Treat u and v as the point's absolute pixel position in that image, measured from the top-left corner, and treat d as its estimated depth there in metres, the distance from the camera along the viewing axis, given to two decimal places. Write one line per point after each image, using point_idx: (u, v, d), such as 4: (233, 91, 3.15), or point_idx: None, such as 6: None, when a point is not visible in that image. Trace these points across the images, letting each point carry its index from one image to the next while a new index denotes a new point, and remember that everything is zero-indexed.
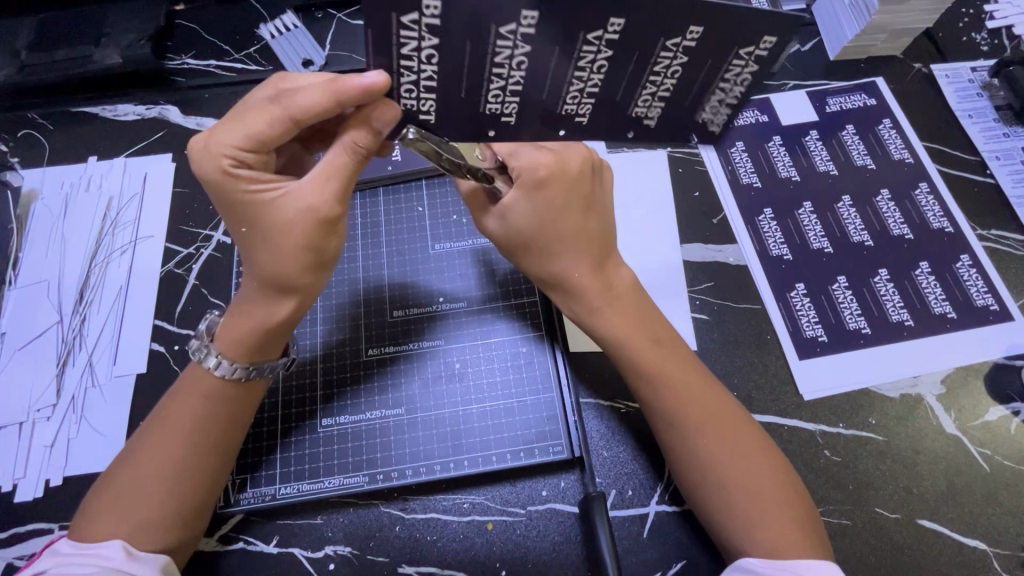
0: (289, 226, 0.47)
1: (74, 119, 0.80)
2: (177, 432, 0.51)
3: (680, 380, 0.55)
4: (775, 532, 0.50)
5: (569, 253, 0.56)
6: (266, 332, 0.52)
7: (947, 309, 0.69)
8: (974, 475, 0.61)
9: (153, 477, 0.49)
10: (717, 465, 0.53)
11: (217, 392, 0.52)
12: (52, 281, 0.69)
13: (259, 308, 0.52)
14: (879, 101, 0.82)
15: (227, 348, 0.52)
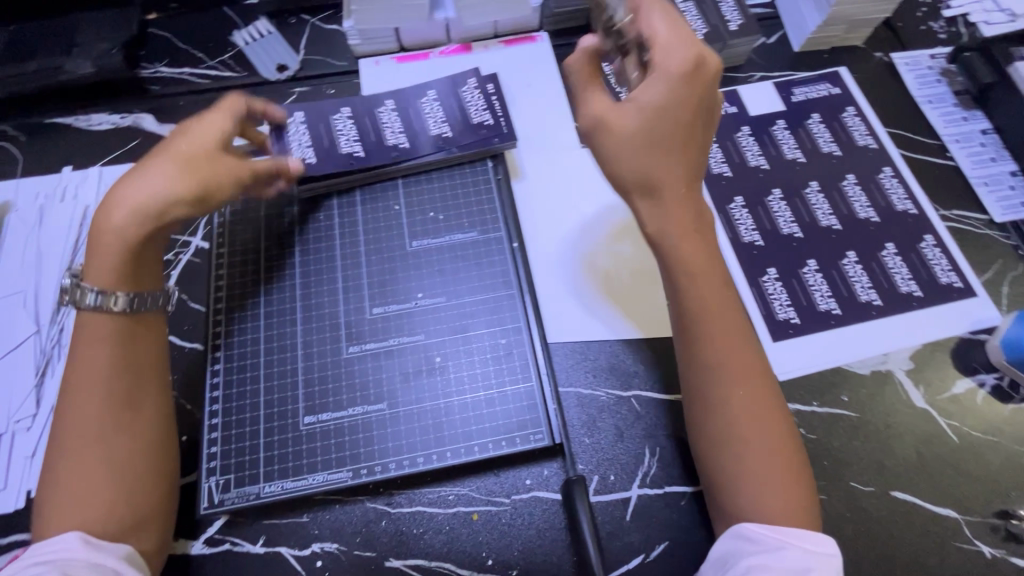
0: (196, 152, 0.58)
1: (48, 130, 0.79)
2: (88, 388, 0.53)
3: (726, 321, 0.57)
4: (776, 495, 0.53)
5: (672, 155, 0.54)
6: (127, 254, 0.57)
7: (913, 288, 0.71)
8: (943, 446, 0.63)
9: (85, 447, 0.52)
10: (742, 414, 0.55)
11: (118, 326, 0.56)
12: (28, 291, 0.69)
13: (114, 234, 0.56)
14: (843, 90, 0.85)
15: (89, 271, 0.56)
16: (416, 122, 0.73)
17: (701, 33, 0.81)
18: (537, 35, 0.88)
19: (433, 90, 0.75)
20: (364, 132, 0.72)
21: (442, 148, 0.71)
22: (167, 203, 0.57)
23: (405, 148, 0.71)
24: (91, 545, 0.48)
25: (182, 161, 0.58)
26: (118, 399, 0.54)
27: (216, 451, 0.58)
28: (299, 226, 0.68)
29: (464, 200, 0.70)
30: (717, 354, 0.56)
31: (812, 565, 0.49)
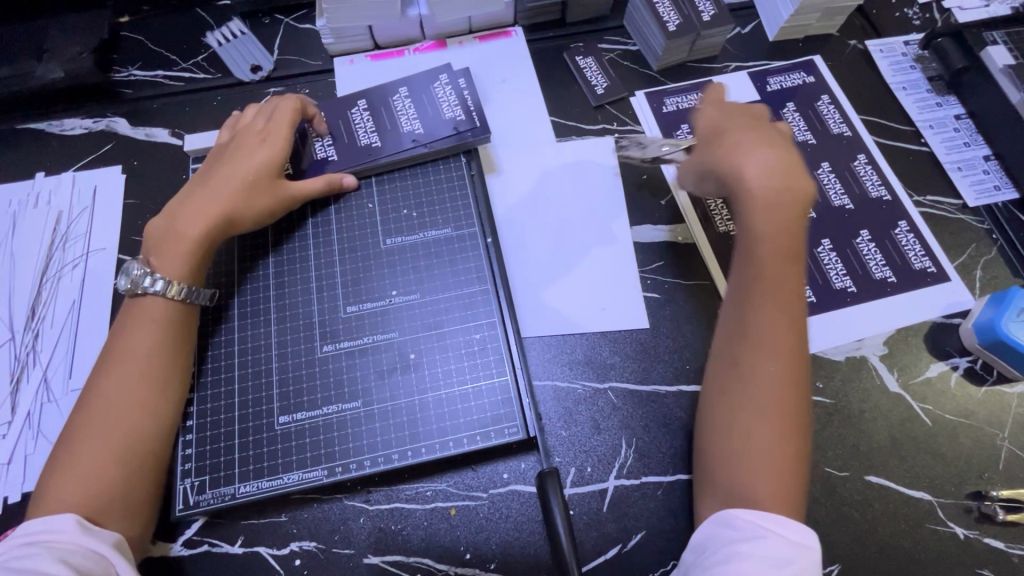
0: (264, 185, 0.64)
1: (20, 136, 0.79)
2: (128, 366, 0.55)
3: (782, 288, 0.59)
4: (770, 476, 0.53)
5: (749, 134, 0.65)
6: (196, 248, 0.60)
7: (888, 274, 0.71)
8: (917, 430, 0.64)
9: (111, 423, 0.53)
10: (768, 382, 0.55)
11: (168, 308, 0.58)
12: (2, 298, 0.69)
13: (186, 230, 0.60)
14: (817, 78, 0.85)
15: (156, 260, 0.60)
16: (388, 120, 0.72)
17: (673, 24, 0.81)
18: (512, 30, 0.88)
19: (403, 86, 0.75)
20: (336, 133, 0.72)
21: (415, 146, 0.71)
22: (235, 214, 0.62)
23: (379, 147, 0.71)
24: (86, 529, 0.48)
25: (249, 174, 0.63)
26: (158, 380, 0.56)
27: (191, 453, 0.58)
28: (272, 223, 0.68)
29: (438, 197, 0.70)
30: (766, 316, 0.57)
31: (793, 555, 0.48)
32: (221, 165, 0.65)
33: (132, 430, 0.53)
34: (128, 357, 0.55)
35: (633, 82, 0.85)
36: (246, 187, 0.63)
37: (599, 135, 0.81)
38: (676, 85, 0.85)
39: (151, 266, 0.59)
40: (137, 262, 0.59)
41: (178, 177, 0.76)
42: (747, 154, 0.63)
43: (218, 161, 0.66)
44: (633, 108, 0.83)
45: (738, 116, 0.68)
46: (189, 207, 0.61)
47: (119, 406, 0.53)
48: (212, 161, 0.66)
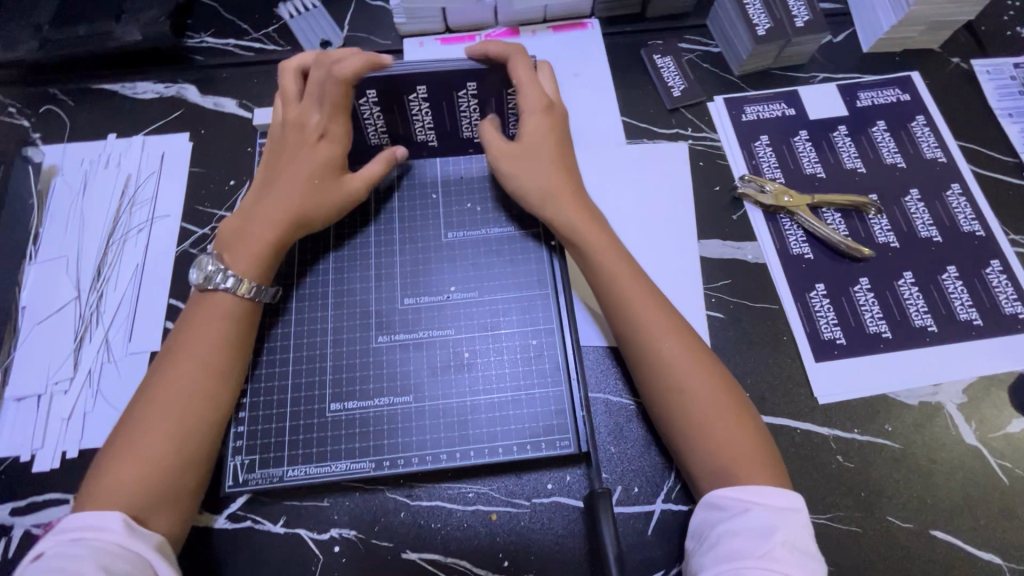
0: (333, 185, 0.63)
1: (95, 96, 0.80)
2: (190, 360, 0.55)
3: (626, 281, 0.59)
4: (725, 445, 0.53)
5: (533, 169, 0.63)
6: (273, 251, 0.60)
7: (974, 316, 0.66)
8: (992, 487, 0.60)
9: (166, 412, 0.53)
10: (674, 361, 0.56)
11: (233, 309, 0.57)
12: (70, 256, 0.70)
13: (262, 230, 0.60)
14: (914, 97, 0.79)
15: (230, 256, 0.59)
16: (448, 122, 0.66)
17: (763, 28, 0.76)
18: (588, 22, 0.84)
19: (472, 81, 0.62)
20: (393, 121, 0.65)
21: (471, 149, 0.70)
22: (307, 214, 0.61)
23: (434, 147, 0.69)
24: (132, 530, 0.48)
25: (317, 170, 0.62)
26: (218, 378, 0.55)
27: (242, 431, 0.58)
28: None
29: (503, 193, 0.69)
30: (632, 310, 0.58)
31: (776, 520, 0.48)
32: (288, 160, 0.62)
33: (189, 425, 0.53)
34: (192, 354, 0.55)
35: (712, 87, 0.81)
36: (315, 184, 0.62)
37: (672, 140, 0.77)
38: (758, 92, 0.80)
39: (227, 263, 0.58)
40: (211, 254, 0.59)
41: (244, 149, 0.76)
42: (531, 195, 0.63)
43: (280, 153, 0.63)
44: (711, 114, 0.79)
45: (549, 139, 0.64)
46: (266, 208, 0.60)
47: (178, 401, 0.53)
48: (274, 149, 0.63)
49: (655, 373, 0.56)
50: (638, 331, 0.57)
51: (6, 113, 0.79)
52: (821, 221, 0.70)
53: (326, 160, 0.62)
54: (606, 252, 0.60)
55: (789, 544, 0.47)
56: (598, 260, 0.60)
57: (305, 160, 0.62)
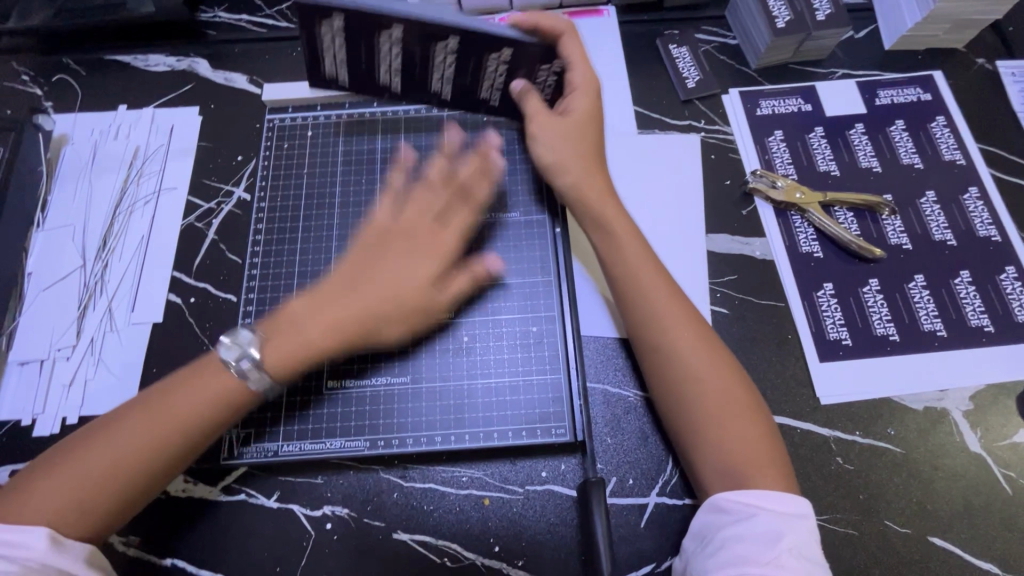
0: (401, 297, 0.57)
1: (108, 67, 0.80)
2: (171, 420, 0.51)
3: (643, 268, 0.59)
4: (732, 434, 0.53)
5: (564, 145, 0.64)
6: (315, 349, 0.55)
7: (985, 323, 0.65)
8: (994, 496, 0.59)
9: (118, 460, 0.49)
10: (684, 347, 0.56)
11: (235, 391, 0.53)
12: (77, 226, 0.70)
13: (314, 320, 0.56)
14: (935, 97, 0.77)
15: (269, 339, 0.55)
16: (469, 80, 0.66)
17: (783, 21, 0.75)
18: (604, 9, 0.83)
19: (506, 48, 0.61)
20: (410, 62, 0.64)
21: (482, 108, 0.70)
22: (370, 325, 0.57)
23: (445, 100, 0.70)
24: (59, 547, 0.46)
25: (401, 288, 0.58)
26: (188, 445, 0.51)
27: None
28: (341, 178, 0.70)
29: (510, 178, 0.69)
30: (648, 294, 0.58)
31: (783, 527, 0.48)
32: (382, 254, 0.59)
33: (137, 477, 0.50)
34: (175, 413, 0.51)
35: (727, 79, 0.79)
36: (388, 297, 0.57)
37: (684, 132, 0.76)
38: (775, 87, 0.79)
39: (259, 347, 0.54)
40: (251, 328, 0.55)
41: (252, 125, 0.76)
42: (558, 168, 0.64)
43: (393, 237, 0.60)
44: (725, 107, 0.77)
45: (586, 123, 0.64)
46: (326, 301, 0.57)
47: (142, 451, 0.50)
48: (378, 233, 0.60)
49: (665, 356, 0.56)
50: (651, 315, 0.57)
51: (18, 81, 0.79)
52: (832, 219, 0.69)
53: (416, 283, 0.58)
54: (625, 236, 0.61)
55: (795, 551, 0.46)
56: (619, 244, 0.60)
57: (399, 271, 0.58)
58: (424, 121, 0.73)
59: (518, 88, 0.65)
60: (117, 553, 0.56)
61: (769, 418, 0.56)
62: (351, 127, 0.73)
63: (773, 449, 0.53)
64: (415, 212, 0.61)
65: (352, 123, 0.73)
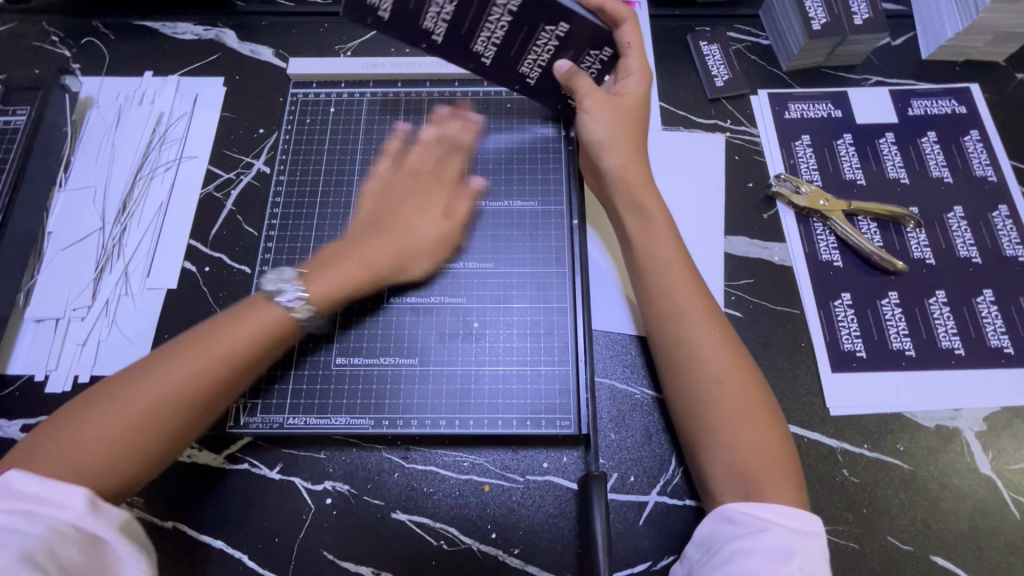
0: (427, 236, 0.62)
1: (136, 33, 0.80)
2: (216, 351, 0.50)
3: (669, 261, 0.58)
4: (746, 434, 0.52)
5: (613, 129, 0.63)
6: (354, 287, 0.58)
7: (1005, 344, 0.63)
8: (1002, 521, 0.58)
9: (163, 391, 0.48)
10: (704, 343, 0.55)
11: (272, 326, 0.53)
12: (98, 188, 0.71)
13: (352, 261, 0.58)
14: (970, 110, 0.75)
15: (307, 279, 0.56)
16: (516, 48, 0.60)
17: (819, 23, 0.73)
18: (635, 1, 0.82)
19: (563, 21, 0.58)
20: (461, 12, 0.57)
21: (516, 84, 0.65)
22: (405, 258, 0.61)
23: (483, 64, 0.62)
24: (94, 511, 0.43)
25: (416, 224, 0.62)
26: (227, 384, 0.51)
27: None
28: (360, 156, 0.70)
29: (530, 165, 0.69)
30: (671, 289, 0.57)
31: (794, 545, 0.47)
32: (397, 200, 0.63)
33: (177, 415, 0.49)
34: (213, 357, 0.50)
35: (756, 80, 0.78)
36: (411, 232, 0.62)
37: (709, 131, 0.75)
38: (805, 90, 0.77)
39: (303, 288, 0.55)
40: (295, 269, 0.57)
41: (275, 99, 0.76)
42: (609, 151, 0.63)
43: (398, 189, 0.64)
44: (753, 108, 0.76)
45: (636, 110, 0.64)
46: (362, 249, 0.59)
47: (178, 394, 0.49)
48: (382, 185, 0.65)
49: (685, 351, 0.55)
50: (674, 308, 0.57)
51: (48, 42, 0.80)
52: (855, 228, 0.68)
53: (430, 224, 0.63)
54: (657, 227, 0.60)
55: (807, 570, 0.45)
56: (644, 238, 0.60)
57: (415, 216, 0.62)
58: (447, 105, 0.72)
59: (564, 69, 0.62)
60: None
61: (781, 424, 0.55)
62: (374, 106, 0.72)
63: (783, 452, 0.53)
64: (417, 162, 0.66)
65: (375, 102, 0.73)
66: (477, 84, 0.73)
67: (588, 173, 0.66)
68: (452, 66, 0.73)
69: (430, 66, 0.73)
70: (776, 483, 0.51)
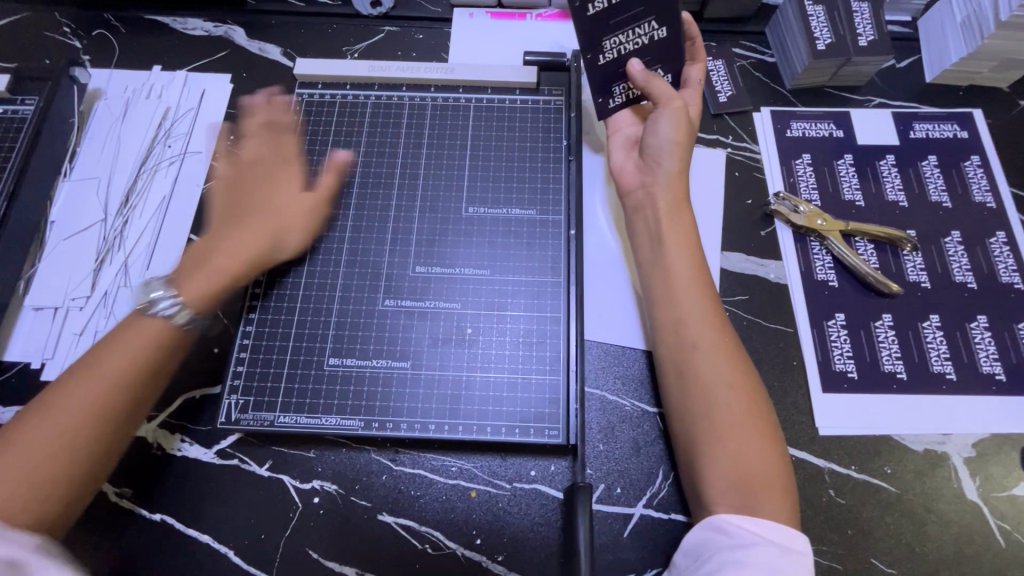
0: (272, 208, 0.64)
1: (146, 27, 0.81)
2: (101, 372, 0.52)
3: (686, 275, 0.60)
4: (750, 444, 0.53)
5: (673, 137, 0.65)
6: (231, 282, 0.59)
7: (996, 370, 0.63)
8: (986, 547, 0.58)
9: (61, 420, 0.50)
10: (713, 358, 0.56)
11: (159, 336, 0.54)
12: (102, 179, 0.72)
13: (222, 256, 0.60)
14: (971, 135, 0.75)
15: (183, 281, 0.58)
16: (623, 22, 0.60)
17: (824, 43, 0.73)
18: None
19: (663, 29, 0.62)
20: None
21: (587, 53, 0.63)
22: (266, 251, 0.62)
23: (585, 14, 0.59)
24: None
25: (289, 202, 0.65)
26: (128, 401, 0.52)
27: (241, 371, 0.60)
28: (363, 158, 0.70)
29: (530, 174, 0.70)
30: (685, 302, 0.59)
31: (782, 563, 0.48)
32: (265, 186, 0.65)
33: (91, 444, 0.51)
34: (98, 377, 0.52)
35: (760, 97, 0.78)
36: (279, 218, 0.63)
37: (710, 146, 0.75)
38: (807, 109, 0.77)
39: (177, 293, 0.56)
40: (164, 276, 0.57)
41: (281, 98, 0.77)
42: (668, 157, 0.65)
43: (259, 173, 0.66)
44: (755, 125, 0.76)
45: (692, 132, 0.67)
46: (227, 241, 0.61)
47: (81, 419, 0.50)
48: (245, 171, 0.66)
49: (699, 359, 0.56)
50: (700, 314, 0.58)
51: (59, 32, 0.81)
52: (851, 249, 0.68)
53: (301, 204, 0.65)
54: (674, 243, 0.62)
55: None
56: (665, 250, 0.61)
57: (278, 199, 0.65)
58: (450, 110, 0.73)
59: (637, 70, 0.65)
60: (107, 503, 0.57)
61: (778, 439, 0.55)
62: (378, 109, 0.73)
63: (779, 467, 0.53)
64: (274, 151, 0.68)
65: (379, 106, 0.73)
66: (482, 91, 0.74)
67: (630, 173, 0.68)
68: (459, 72, 0.74)
69: (436, 71, 0.74)
70: (768, 496, 0.51)
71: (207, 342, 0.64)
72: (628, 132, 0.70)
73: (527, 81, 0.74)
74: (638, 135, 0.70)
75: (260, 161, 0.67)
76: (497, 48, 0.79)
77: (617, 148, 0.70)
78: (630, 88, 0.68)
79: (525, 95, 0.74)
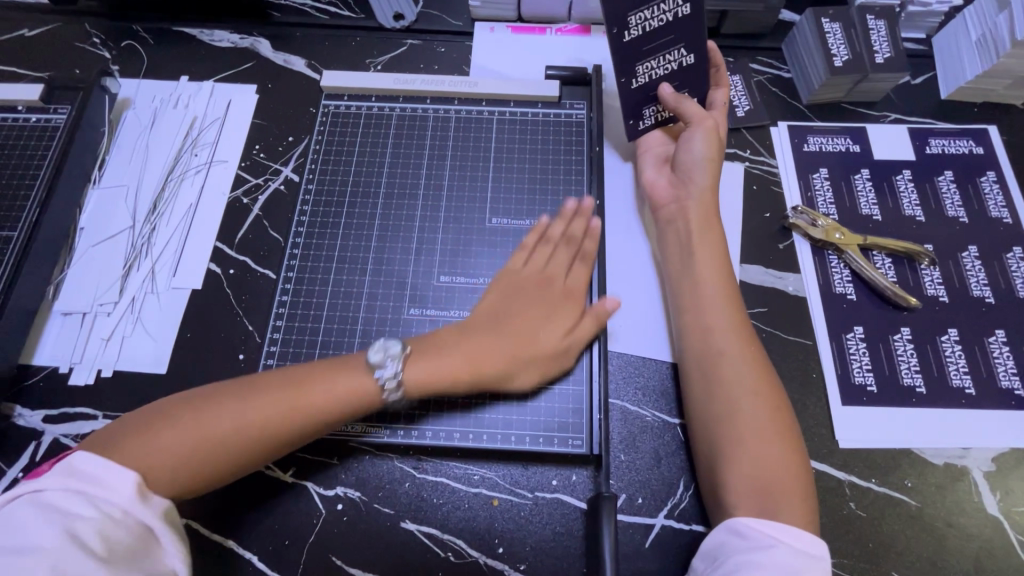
0: (536, 343, 0.59)
1: (174, 38, 0.83)
2: (302, 404, 0.53)
3: (712, 288, 0.61)
4: (774, 454, 0.54)
5: (702, 151, 0.66)
6: (453, 385, 0.57)
7: (1015, 385, 0.64)
8: (1007, 562, 0.58)
9: (231, 417, 0.51)
10: (742, 370, 0.57)
11: (357, 395, 0.54)
12: (131, 187, 0.73)
13: (455, 356, 0.57)
14: (987, 151, 0.76)
15: (411, 361, 0.56)
16: (653, 46, 0.63)
17: (841, 59, 0.75)
18: None
19: (692, 55, 0.65)
20: None
21: (621, 78, 0.66)
22: (490, 371, 0.58)
23: (620, 41, 0.62)
24: (143, 499, 0.46)
25: (546, 329, 0.60)
26: (300, 434, 0.53)
27: None
28: (387, 170, 0.72)
29: (554, 188, 0.71)
30: (710, 313, 0.60)
31: (798, 563, 0.48)
32: (522, 305, 0.61)
33: (243, 452, 0.51)
34: (305, 408, 0.53)
35: (776, 112, 0.80)
36: (524, 342, 0.59)
37: (728, 159, 0.76)
38: (824, 124, 0.78)
39: (402, 368, 0.55)
40: (403, 344, 0.57)
41: (307, 108, 0.78)
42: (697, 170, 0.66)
43: (523, 291, 0.62)
44: (772, 139, 0.77)
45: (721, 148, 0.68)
46: (456, 327, 0.60)
47: (257, 425, 0.52)
48: (509, 281, 0.63)
49: (727, 372, 0.57)
50: (729, 324, 0.59)
51: (90, 43, 0.82)
52: (869, 263, 0.68)
53: (553, 339, 0.60)
54: (703, 256, 0.63)
55: None
56: (695, 263, 0.62)
57: (536, 328, 0.60)
58: (474, 123, 0.74)
59: (668, 92, 0.68)
60: None
61: (802, 450, 0.56)
62: (403, 122, 0.74)
63: (802, 478, 0.53)
64: (543, 268, 0.63)
65: (404, 118, 0.75)
66: (504, 105, 0.75)
67: (662, 190, 0.69)
68: (482, 85, 0.75)
69: (460, 84, 0.75)
70: (792, 508, 0.51)
71: (232, 348, 0.64)
72: (658, 151, 0.72)
73: (548, 94, 0.75)
74: (671, 153, 0.71)
75: (545, 262, 0.63)
76: (518, 62, 0.81)
77: (649, 165, 0.71)
78: (660, 111, 0.70)
79: (547, 109, 0.75)
